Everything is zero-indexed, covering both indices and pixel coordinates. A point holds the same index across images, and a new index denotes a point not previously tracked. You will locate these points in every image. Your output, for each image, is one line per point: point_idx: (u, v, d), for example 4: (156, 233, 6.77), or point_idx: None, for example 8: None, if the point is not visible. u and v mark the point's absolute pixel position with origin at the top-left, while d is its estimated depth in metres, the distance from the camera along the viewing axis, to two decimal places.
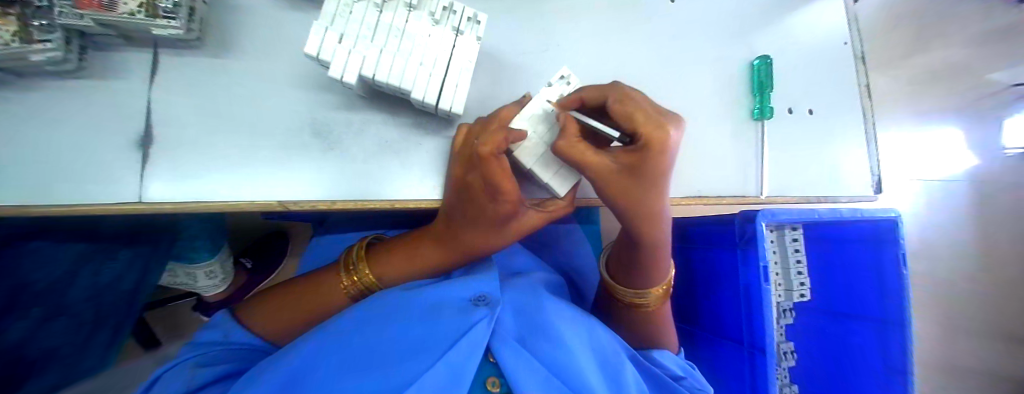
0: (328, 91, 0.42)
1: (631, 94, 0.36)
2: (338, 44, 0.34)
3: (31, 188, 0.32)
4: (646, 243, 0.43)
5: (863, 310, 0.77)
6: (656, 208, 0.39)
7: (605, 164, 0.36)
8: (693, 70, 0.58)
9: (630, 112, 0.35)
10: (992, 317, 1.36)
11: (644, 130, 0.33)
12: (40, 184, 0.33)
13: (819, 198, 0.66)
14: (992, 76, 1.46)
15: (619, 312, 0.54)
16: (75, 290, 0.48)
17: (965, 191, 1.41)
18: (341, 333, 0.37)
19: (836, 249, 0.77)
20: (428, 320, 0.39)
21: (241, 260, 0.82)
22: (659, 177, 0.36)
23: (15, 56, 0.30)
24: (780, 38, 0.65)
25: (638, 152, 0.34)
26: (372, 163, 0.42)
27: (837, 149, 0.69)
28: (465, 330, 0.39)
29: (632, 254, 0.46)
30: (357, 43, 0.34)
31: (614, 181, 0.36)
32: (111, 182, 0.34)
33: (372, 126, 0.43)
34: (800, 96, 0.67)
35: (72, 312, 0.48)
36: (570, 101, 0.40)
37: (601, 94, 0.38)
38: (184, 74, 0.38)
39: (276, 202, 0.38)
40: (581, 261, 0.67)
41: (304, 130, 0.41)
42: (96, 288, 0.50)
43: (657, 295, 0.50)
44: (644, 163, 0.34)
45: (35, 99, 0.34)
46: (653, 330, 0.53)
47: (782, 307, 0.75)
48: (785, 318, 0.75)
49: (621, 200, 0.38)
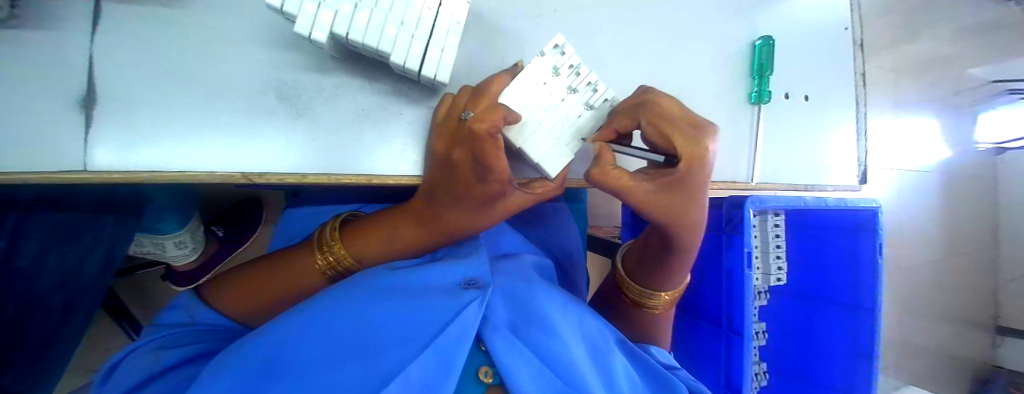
0: (297, 50, 0.37)
1: (666, 114, 0.35)
2: None
3: None
4: (674, 251, 0.43)
5: (837, 296, 0.79)
6: (694, 222, 0.38)
7: (642, 188, 0.34)
8: (693, 48, 0.56)
9: (669, 133, 0.34)
10: (944, 301, 1.46)
11: (682, 150, 0.33)
12: None
13: (806, 186, 0.68)
14: (974, 74, 1.48)
15: (629, 310, 0.54)
16: (45, 280, 0.43)
17: (936, 183, 1.46)
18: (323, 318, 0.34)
19: (815, 236, 0.78)
20: (417, 304, 0.37)
21: (212, 228, 0.75)
22: (696, 193, 0.35)
23: None
24: (782, 17, 0.63)
25: (678, 174, 0.33)
26: (349, 134, 0.39)
27: (827, 137, 0.69)
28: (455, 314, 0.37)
29: (658, 262, 0.47)
30: None
31: (654, 203, 0.35)
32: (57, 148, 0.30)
33: (346, 92, 0.39)
34: (796, 81, 0.65)
35: (47, 305, 0.44)
36: (608, 132, 0.39)
37: (633, 120, 0.37)
38: (131, 26, 0.32)
39: (240, 174, 0.35)
40: (567, 242, 0.67)
41: (268, 93, 0.36)
42: (63, 275, 0.45)
43: (665, 301, 0.52)
44: (682, 184, 0.34)
45: None
46: (650, 326, 0.55)
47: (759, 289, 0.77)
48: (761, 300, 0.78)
49: (662, 217, 0.37)
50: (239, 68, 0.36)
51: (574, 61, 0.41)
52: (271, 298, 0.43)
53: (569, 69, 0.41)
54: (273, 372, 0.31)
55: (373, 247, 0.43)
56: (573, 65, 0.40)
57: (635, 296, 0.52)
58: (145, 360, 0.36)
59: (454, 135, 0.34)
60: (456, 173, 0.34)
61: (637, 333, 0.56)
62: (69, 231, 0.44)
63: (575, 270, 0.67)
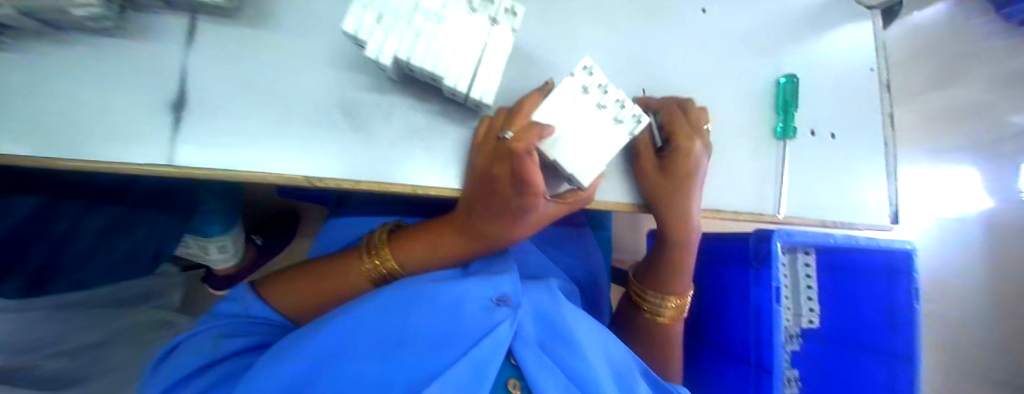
0: (359, 71, 0.42)
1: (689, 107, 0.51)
2: (375, 24, 0.34)
3: (55, 141, 0.32)
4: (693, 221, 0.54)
5: (871, 341, 0.75)
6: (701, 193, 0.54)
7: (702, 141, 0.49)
8: (720, 84, 0.58)
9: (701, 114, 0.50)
10: (1004, 364, 1.32)
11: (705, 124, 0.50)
12: (67, 139, 0.32)
13: (834, 223, 0.64)
14: (1021, 122, 1.38)
15: (648, 328, 0.60)
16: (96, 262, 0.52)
17: (983, 234, 1.37)
18: (360, 324, 0.35)
19: (847, 278, 0.76)
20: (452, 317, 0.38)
21: (251, 236, 0.82)
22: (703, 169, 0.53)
23: (59, 12, 0.29)
24: (809, 58, 0.65)
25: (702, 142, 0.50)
26: (400, 147, 0.43)
27: (865, 176, 0.66)
28: (488, 330, 0.39)
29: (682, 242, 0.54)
30: (395, 25, 0.35)
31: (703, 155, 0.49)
32: (146, 136, 0.34)
33: (399, 110, 0.43)
34: (829, 118, 0.65)
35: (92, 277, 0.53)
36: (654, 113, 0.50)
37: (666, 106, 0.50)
38: (219, 44, 0.37)
39: (302, 177, 0.39)
40: (591, 267, 0.68)
41: (332, 107, 0.41)
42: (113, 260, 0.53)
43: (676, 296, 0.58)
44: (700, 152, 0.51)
45: (63, 53, 0.32)
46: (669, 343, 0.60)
47: (790, 332, 0.76)
48: (791, 344, 0.76)
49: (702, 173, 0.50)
50: (308, 84, 0.40)
51: (602, 79, 0.43)
52: (323, 299, 0.45)
53: (598, 88, 0.43)
54: (319, 371, 0.34)
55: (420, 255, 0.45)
56: (601, 85, 0.43)
57: (655, 311, 0.59)
58: (204, 350, 0.40)
59: (493, 151, 0.37)
60: (495, 185, 0.37)
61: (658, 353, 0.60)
62: (123, 224, 0.51)
63: (596, 294, 0.68)
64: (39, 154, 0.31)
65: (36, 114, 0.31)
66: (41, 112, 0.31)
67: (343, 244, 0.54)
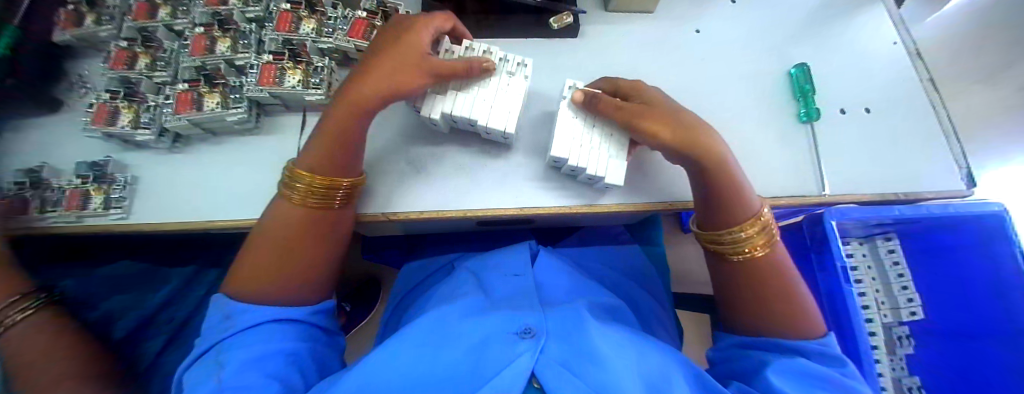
0: (413, 131, 0.55)
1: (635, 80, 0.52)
2: (428, 95, 0.48)
3: (222, 207, 0.49)
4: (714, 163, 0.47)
5: (998, 325, 0.62)
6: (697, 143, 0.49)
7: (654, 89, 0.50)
8: (732, 84, 0.62)
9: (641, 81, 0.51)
10: None
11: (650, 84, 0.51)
12: (229, 204, 0.49)
13: (903, 195, 0.57)
14: None
15: (747, 289, 0.44)
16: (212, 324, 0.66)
17: None
18: (376, 368, 0.36)
19: (939, 258, 0.67)
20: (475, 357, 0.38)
21: (343, 304, 0.95)
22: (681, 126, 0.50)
23: (220, 118, 0.48)
24: (823, 46, 0.67)
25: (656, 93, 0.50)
26: (449, 181, 0.51)
27: (934, 142, 0.61)
28: (510, 360, 0.36)
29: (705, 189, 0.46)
30: (440, 92, 0.48)
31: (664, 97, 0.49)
32: (262, 191, 0.49)
33: (447, 154, 0.53)
34: (865, 95, 0.64)
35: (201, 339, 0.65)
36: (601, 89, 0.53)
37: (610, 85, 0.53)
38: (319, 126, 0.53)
39: (380, 213, 0.49)
40: (650, 285, 0.70)
41: (398, 161, 0.52)
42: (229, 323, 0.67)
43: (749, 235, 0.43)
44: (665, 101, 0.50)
45: (231, 151, 0.52)
46: (789, 304, 0.42)
47: (897, 334, 0.70)
48: (904, 347, 0.69)
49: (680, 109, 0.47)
50: (379, 147, 0.53)
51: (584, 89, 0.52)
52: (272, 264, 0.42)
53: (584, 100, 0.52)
54: None
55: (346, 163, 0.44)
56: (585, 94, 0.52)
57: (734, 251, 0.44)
58: (225, 327, 0.37)
59: (382, 43, 0.45)
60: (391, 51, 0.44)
61: (786, 327, 0.41)
62: None
63: (648, 306, 0.63)
64: (214, 218, 0.48)
65: (217, 192, 0.50)
66: (222, 185, 0.50)
67: (428, 283, 0.65)
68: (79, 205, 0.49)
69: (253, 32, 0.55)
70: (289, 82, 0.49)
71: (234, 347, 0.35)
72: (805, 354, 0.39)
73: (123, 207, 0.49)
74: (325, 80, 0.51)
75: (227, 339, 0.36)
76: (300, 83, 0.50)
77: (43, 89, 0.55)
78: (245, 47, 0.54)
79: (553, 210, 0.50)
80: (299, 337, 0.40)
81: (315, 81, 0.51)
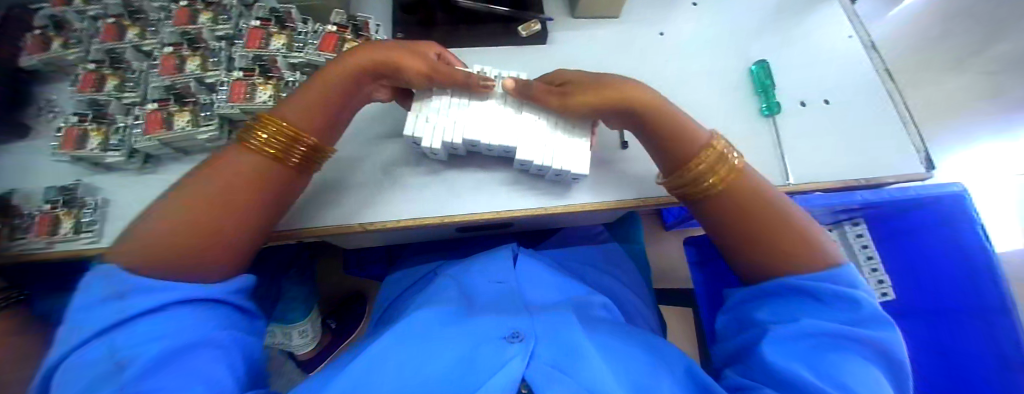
0: (388, 142, 0.56)
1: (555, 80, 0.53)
2: (426, 123, 0.49)
3: None
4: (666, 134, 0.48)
5: (963, 301, 0.64)
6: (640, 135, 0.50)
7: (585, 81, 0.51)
8: (696, 83, 0.65)
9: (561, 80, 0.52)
10: None
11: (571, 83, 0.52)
12: None
13: (868, 180, 0.59)
14: None
15: (740, 229, 0.44)
16: None
17: None
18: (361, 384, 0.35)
19: (909, 241, 0.70)
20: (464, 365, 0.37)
21: (328, 320, 0.95)
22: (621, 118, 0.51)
23: (191, 136, 0.49)
24: (782, 43, 0.70)
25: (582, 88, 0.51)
26: (427, 189, 0.52)
27: (891, 129, 0.63)
28: (500, 365, 0.36)
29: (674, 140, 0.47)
30: (439, 118, 0.49)
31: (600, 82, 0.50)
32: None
33: (422, 162, 0.54)
34: (824, 87, 0.67)
35: None
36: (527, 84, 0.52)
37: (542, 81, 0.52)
38: None
39: (356, 223, 0.49)
40: (628, 284, 0.71)
41: (373, 171, 0.53)
42: None
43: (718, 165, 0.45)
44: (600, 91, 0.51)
45: None
46: (784, 234, 0.42)
47: None
48: None
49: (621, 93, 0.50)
50: (354, 158, 0.54)
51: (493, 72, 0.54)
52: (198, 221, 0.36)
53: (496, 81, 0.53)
54: None
55: (320, 125, 0.44)
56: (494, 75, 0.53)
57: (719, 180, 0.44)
58: (114, 310, 0.29)
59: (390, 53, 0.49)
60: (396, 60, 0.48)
61: (794, 262, 0.41)
62: None
63: (629, 303, 0.65)
64: None
65: None
66: None
67: (413, 291, 0.66)
68: (49, 231, 0.48)
69: (223, 50, 0.55)
70: (259, 97, 0.50)
71: (143, 335, 0.28)
72: (822, 296, 0.38)
73: (94, 231, 0.49)
74: (296, 94, 0.52)
75: (129, 324, 0.28)
76: (271, 98, 0.50)
77: (9, 114, 0.55)
78: (215, 65, 0.54)
79: (528, 211, 0.51)
80: (221, 321, 0.34)
81: (286, 96, 0.51)
